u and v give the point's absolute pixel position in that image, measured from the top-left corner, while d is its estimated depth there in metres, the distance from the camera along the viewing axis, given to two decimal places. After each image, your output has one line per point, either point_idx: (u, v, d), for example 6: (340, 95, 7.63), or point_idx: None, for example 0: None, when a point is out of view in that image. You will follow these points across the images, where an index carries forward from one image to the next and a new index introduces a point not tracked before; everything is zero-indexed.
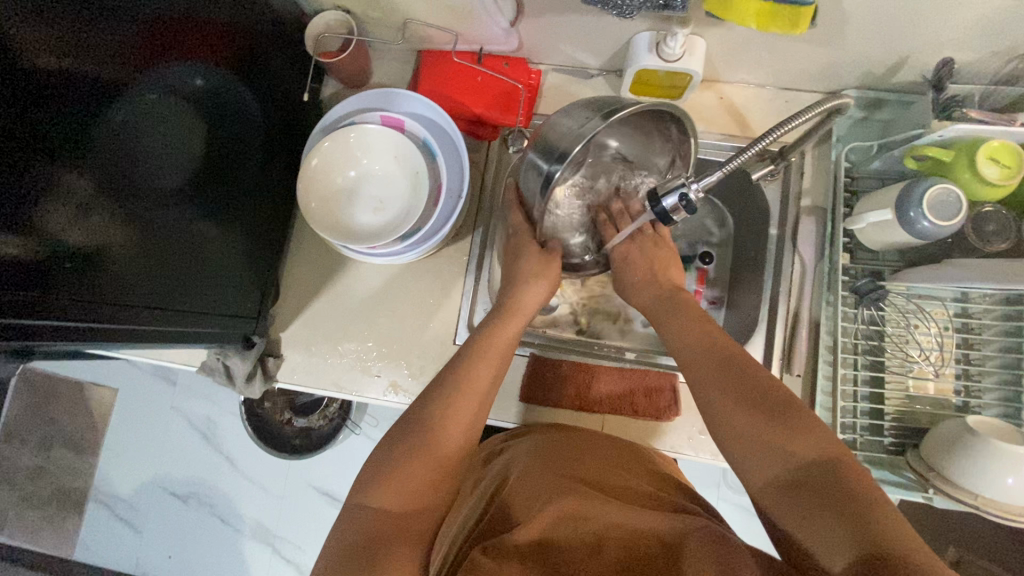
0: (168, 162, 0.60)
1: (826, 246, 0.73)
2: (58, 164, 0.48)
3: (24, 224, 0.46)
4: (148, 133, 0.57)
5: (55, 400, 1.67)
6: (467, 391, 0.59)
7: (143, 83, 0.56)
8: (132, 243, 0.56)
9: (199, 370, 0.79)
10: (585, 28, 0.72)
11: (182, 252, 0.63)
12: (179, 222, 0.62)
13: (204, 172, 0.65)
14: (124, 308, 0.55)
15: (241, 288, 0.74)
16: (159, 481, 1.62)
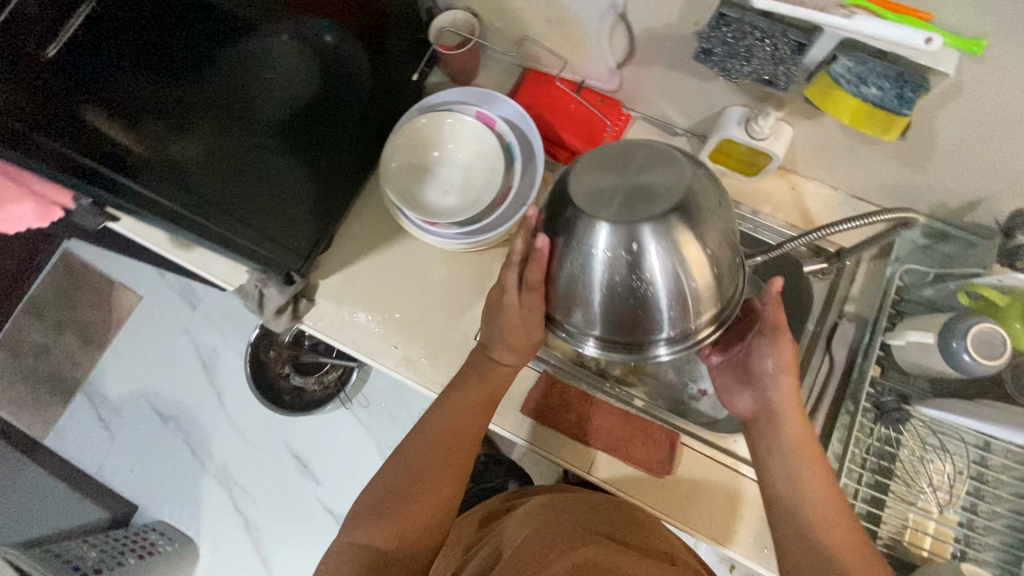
0: (271, 94, 0.66)
1: (860, 355, 0.73)
2: (168, 52, 0.56)
3: (118, 85, 0.54)
4: (261, 62, 0.64)
5: (85, 289, 1.74)
6: (455, 445, 0.66)
7: (274, 23, 0.63)
8: (205, 144, 0.62)
9: (235, 291, 0.82)
10: (684, 88, 0.76)
11: (251, 172, 0.68)
12: (260, 146, 0.68)
13: (300, 115, 0.71)
14: (163, 189, 0.60)
15: (298, 230, 0.77)
16: (148, 395, 1.65)
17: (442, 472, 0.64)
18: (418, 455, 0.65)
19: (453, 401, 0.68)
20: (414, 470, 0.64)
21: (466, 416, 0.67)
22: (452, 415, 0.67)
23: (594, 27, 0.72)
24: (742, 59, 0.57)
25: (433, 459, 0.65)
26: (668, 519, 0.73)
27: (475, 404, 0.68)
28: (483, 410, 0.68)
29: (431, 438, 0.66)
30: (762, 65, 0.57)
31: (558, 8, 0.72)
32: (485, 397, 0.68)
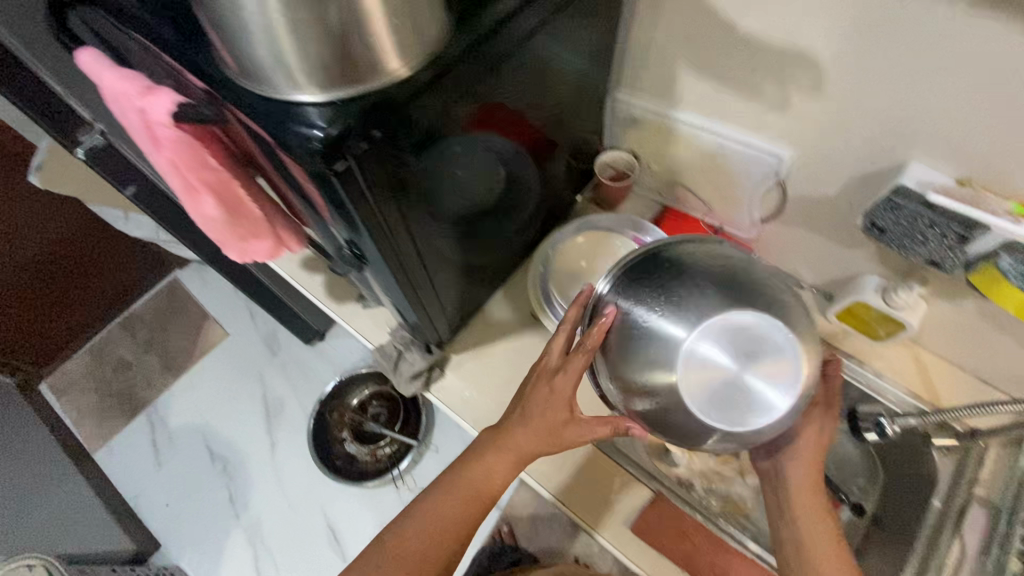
0: (467, 199, 0.66)
1: (996, 545, 0.70)
2: (417, 170, 0.53)
3: (384, 198, 0.51)
4: (468, 171, 0.62)
5: (180, 316, 1.86)
6: (437, 531, 0.67)
7: (482, 135, 0.61)
8: (418, 241, 0.62)
9: (376, 348, 0.90)
10: (823, 250, 0.84)
11: (433, 265, 0.69)
12: (446, 243, 0.69)
13: (479, 216, 0.72)
14: (391, 270, 0.62)
15: (452, 304, 0.82)
16: (205, 429, 1.67)
17: (422, 557, 0.66)
18: (409, 540, 0.67)
19: (457, 473, 0.68)
20: (396, 552, 0.67)
21: (449, 500, 0.68)
22: (456, 491, 0.67)
23: (753, 185, 0.82)
24: (914, 239, 0.63)
25: (423, 541, 0.67)
26: None
27: (477, 480, 0.66)
28: (484, 495, 0.67)
29: (428, 517, 0.68)
30: (936, 249, 0.61)
31: (723, 165, 0.83)
32: (485, 483, 0.67)
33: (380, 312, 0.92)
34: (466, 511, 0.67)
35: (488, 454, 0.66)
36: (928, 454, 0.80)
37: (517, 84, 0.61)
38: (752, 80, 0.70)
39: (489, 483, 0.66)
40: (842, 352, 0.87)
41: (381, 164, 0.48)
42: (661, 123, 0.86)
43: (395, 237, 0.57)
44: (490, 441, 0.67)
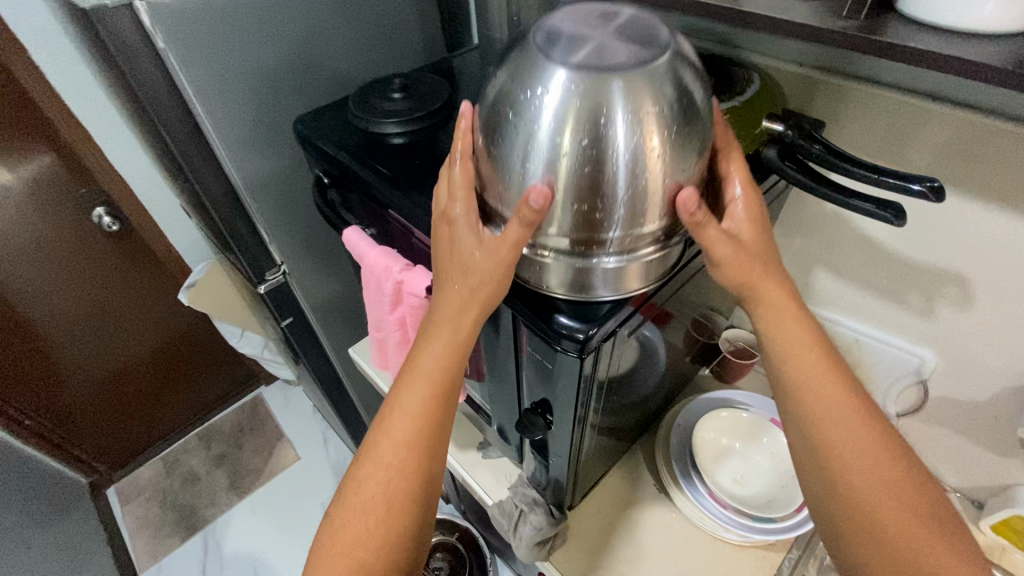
0: (627, 377, 0.74)
1: None
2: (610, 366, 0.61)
3: (587, 393, 0.59)
4: (633, 355, 0.70)
5: (256, 435, 1.89)
6: (393, 477, 0.51)
7: (652, 325, 0.68)
8: (595, 419, 0.69)
9: (496, 505, 0.89)
10: (969, 450, 0.82)
11: (596, 438, 0.76)
12: (607, 419, 0.75)
13: (631, 392, 0.78)
14: (570, 449, 0.69)
15: (597, 470, 0.86)
16: (257, 560, 1.59)
17: (389, 519, 0.50)
18: (360, 493, 0.51)
19: (394, 394, 0.52)
20: (365, 516, 0.50)
21: (390, 434, 0.51)
22: (388, 418, 0.51)
23: (894, 380, 0.84)
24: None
25: (366, 495, 0.51)
26: None
27: (419, 406, 0.51)
28: (432, 408, 0.51)
29: (357, 456, 0.53)
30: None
31: (855, 356, 0.87)
32: (425, 381, 0.50)
33: (501, 465, 0.94)
34: (417, 447, 0.51)
35: (422, 349, 0.50)
36: None
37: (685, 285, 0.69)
38: (895, 287, 0.77)
39: (428, 391, 0.51)
40: None
41: (606, 353, 0.56)
42: None
43: (590, 405, 0.62)
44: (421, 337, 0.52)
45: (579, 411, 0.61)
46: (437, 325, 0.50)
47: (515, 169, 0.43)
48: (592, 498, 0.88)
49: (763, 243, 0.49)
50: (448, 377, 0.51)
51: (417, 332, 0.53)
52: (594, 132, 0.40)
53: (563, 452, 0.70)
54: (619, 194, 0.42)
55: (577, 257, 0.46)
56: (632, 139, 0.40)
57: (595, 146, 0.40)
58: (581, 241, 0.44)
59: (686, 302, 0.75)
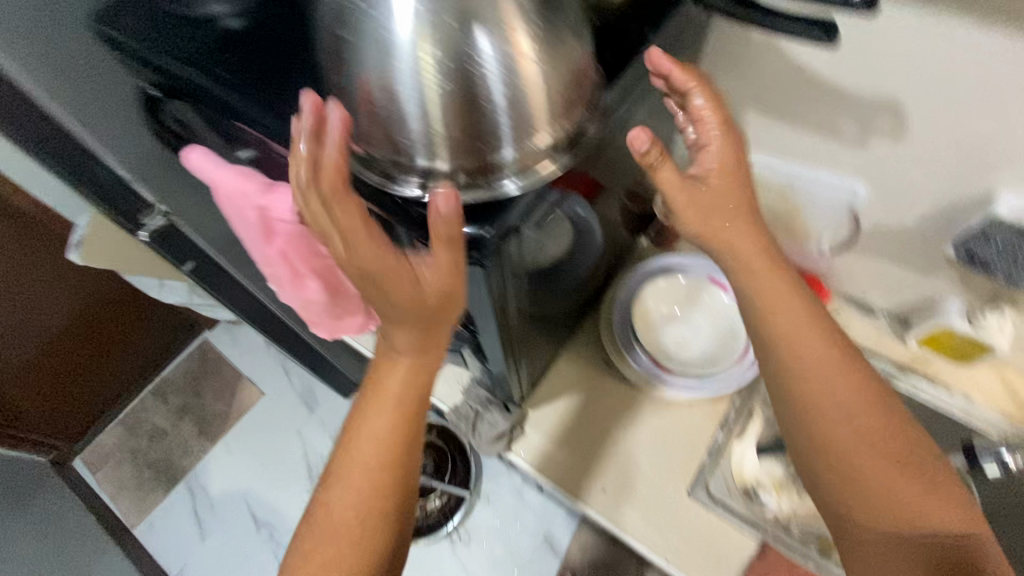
0: (558, 263, 0.69)
1: None
2: (525, 260, 0.56)
3: (503, 293, 0.55)
4: (561, 240, 0.65)
5: (213, 380, 1.83)
6: (357, 497, 0.53)
7: (577, 205, 0.62)
8: (524, 314, 0.66)
9: (453, 411, 0.89)
10: (898, 274, 0.84)
11: (531, 331, 0.73)
12: (541, 309, 0.72)
13: (566, 276, 0.75)
14: (503, 349, 0.66)
15: (543, 358, 0.85)
16: (248, 495, 1.62)
17: (357, 538, 0.53)
18: (329, 513, 0.53)
19: (356, 421, 0.54)
20: (347, 530, 0.53)
21: (355, 461, 0.53)
22: (352, 445, 0.54)
23: (827, 220, 0.81)
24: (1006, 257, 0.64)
25: (337, 513, 0.53)
26: None
27: (382, 431, 0.53)
28: (404, 430, 0.53)
29: (326, 478, 0.55)
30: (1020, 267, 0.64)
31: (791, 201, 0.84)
32: (394, 407, 0.53)
33: (451, 372, 0.91)
34: (379, 470, 0.53)
35: (380, 380, 0.53)
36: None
37: (607, 153, 0.62)
38: (829, 120, 0.72)
39: (386, 417, 0.53)
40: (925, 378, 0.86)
41: (514, 251, 0.51)
42: None
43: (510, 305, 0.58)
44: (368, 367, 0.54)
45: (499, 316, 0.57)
46: (384, 352, 0.53)
47: (394, 107, 0.44)
48: (546, 386, 0.88)
49: (738, 189, 0.57)
50: (414, 400, 0.53)
51: (370, 357, 0.55)
52: (459, 57, 0.42)
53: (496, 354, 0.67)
54: (497, 107, 0.44)
55: (479, 190, 0.48)
56: (499, 53, 0.43)
57: (464, 63, 0.42)
58: (477, 171, 0.47)
59: (614, 169, 0.69)
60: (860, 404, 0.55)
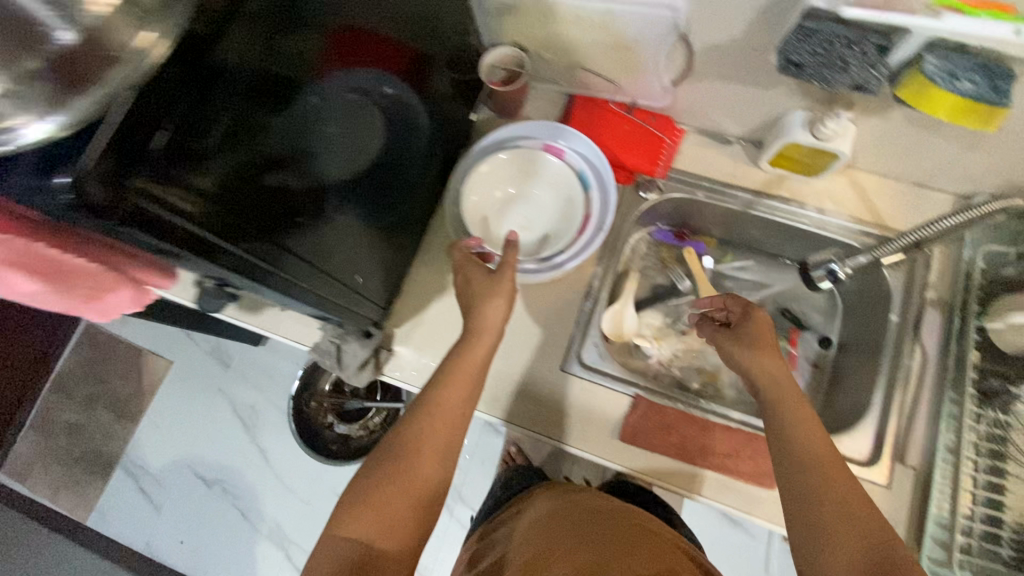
0: (340, 156, 0.61)
1: (953, 341, 0.73)
2: (257, 157, 0.48)
3: (230, 201, 0.46)
4: (326, 129, 0.57)
5: (114, 362, 1.70)
6: (411, 471, 0.63)
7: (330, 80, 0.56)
8: (303, 227, 0.57)
9: (311, 350, 0.82)
10: (742, 97, 0.77)
11: (333, 249, 0.64)
12: (337, 215, 0.64)
13: (364, 171, 0.67)
14: (288, 281, 0.57)
15: (378, 277, 0.77)
16: (189, 461, 1.60)
17: (417, 507, 0.62)
18: (385, 491, 0.61)
19: (420, 409, 0.66)
20: (406, 478, 0.63)
21: (428, 439, 0.65)
22: (412, 424, 0.66)
23: (655, 48, 0.72)
24: (838, 67, 0.56)
25: (399, 484, 0.62)
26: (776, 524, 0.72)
27: (458, 417, 0.67)
28: (470, 395, 0.68)
29: (381, 462, 0.64)
30: (860, 71, 0.56)
31: (614, 35, 0.73)
32: (463, 378, 0.67)
33: None
34: (442, 444, 0.66)
35: (450, 373, 0.68)
36: (879, 273, 0.81)
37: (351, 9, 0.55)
38: None
39: (457, 412, 0.67)
40: (782, 199, 0.84)
41: (223, 140, 0.44)
42: (533, 7, 0.73)
43: (246, 241, 0.49)
44: (450, 369, 0.68)
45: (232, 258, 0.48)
46: (460, 358, 0.68)
47: None
48: (405, 299, 0.83)
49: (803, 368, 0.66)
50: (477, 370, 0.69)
51: (440, 365, 0.69)
52: None
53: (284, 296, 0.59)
54: None
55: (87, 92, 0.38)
56: None
57: None
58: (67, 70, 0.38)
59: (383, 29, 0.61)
60: (807, 426, 0.59)
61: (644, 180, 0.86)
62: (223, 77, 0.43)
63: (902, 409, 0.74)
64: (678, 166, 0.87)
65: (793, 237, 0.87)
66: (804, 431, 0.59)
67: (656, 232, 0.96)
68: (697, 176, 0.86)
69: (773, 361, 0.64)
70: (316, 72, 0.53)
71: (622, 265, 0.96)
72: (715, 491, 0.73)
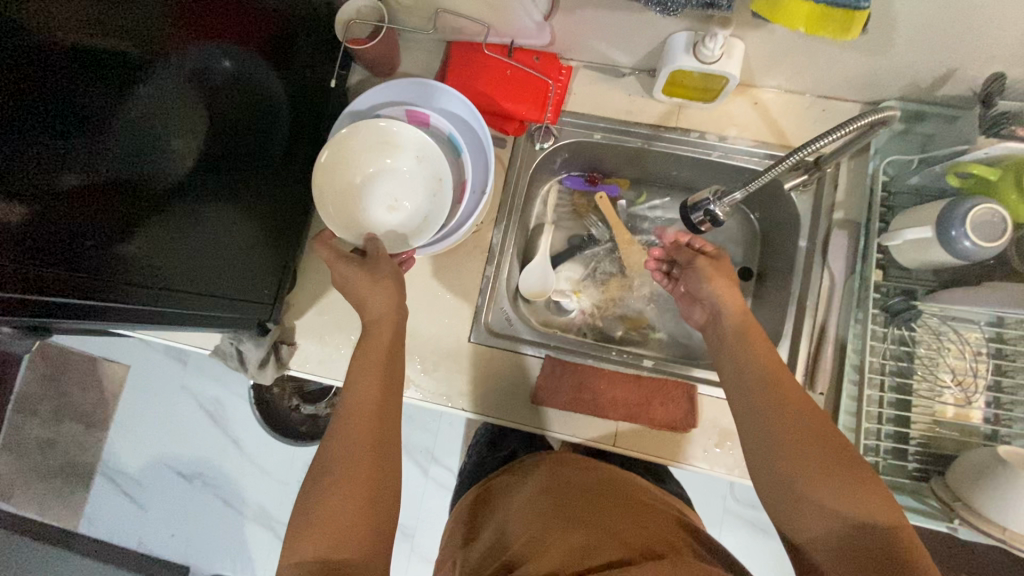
0: (198, 146, 0.58)
1: (858, 261, 0.71)
2: (82, 144, 0.45)
3: (34, 192, 0.42)
4: (175, 117, 0.54)
5: (71, 373, 1.67)
6: (353, 489, 0.54)
7: (181, 62, 0.54)
8: (147, 225, 0.53)
9: (212, 354, 0.80)
10: (621, 24, 0.70)
11: (190, 248, 0.60)
12: (196, 210, 0.60)
13: (226, 160, 0.63)
14: (123, 285, 0.52)
15: (258, 275, 0.73)
16: (165, 460, 1.62)
17: (366, 508, 0.53)
18: (325, 532, 0.51)
19: (338, 424, 0.58)
20: (342, 490, 0.54)
21: (358, 456, 0.56)
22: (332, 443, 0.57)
23: None
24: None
25: (338, 527, 0.52)
26: (689, 464, 0.73)
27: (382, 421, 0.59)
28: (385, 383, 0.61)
29: (311, 505, 0.53)
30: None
31: None
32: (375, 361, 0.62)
33: None
34: (378, 449, 0.57)
35: (361, 373, 0.61)
36: (787, 198, 0.78)
37: None
38: None
39: (381, 411, 0.59)
40: (681, 131, 0.78)
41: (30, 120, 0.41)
42: None
43: (75, 278, 0.47)
44: (357, 369, 0.61)
45: (61, 297, 0.47)
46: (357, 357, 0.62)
47: None
48: (302, 288, 0.81)
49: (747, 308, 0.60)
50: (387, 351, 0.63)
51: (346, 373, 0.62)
52: None
53: (146, 320, 0.58)
54: None
55: None
56: None
57: None
58: None
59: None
60: (750, 361, 0.56)
61: (537, 128, 0.80)
62: (31, 50, 0.40)
63: (811, 336, 0.74)
64: (572, 108, 0.81)
65: (701, 169, 0.82)
66: (758, 373, 0.54)
67: (567, 179, 0.91)
68: (591, 116, 0.80)
69: (726, 283, 0.61)
70: (161, 51, 0.51)
71: (534, 220, 0.92)
72: (630, 441, 0.74)
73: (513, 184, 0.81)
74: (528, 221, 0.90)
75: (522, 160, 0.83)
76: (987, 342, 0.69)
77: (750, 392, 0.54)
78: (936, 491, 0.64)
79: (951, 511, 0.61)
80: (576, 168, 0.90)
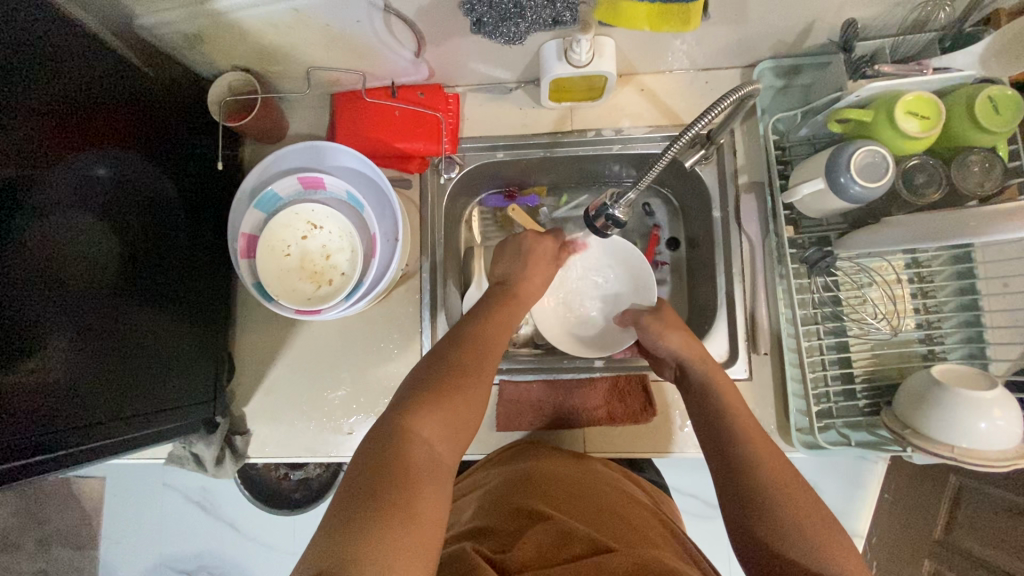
0: (95, 251, 0.58)
1: (770, 221, 0.73)
2: None
3: None
4: (59, 229, 0.54)
5: (44, 498, 1.42)
6: (452, 404, 0.57)
7: (55, 173, 0.54)
8: (55, 343, 0.53)
9: (169, 462, 0.78)
10: (490, 47, 0.70)
11: (116, 355, 0.60)
12: (113, 317, 0.59)
13: (133, 261, 0.63)
14: (46, 407, 0.52)
15: (195, 373, 0.72)
16: (162, 560, 1.39)
17: (460, 422, 0.56)
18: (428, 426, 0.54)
19: (462, 350, 0.63)
20: (451, 391, 0.57)
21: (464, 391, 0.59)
22: (454, 362, 0.61)
23: (367, 31, 0.64)
24: (515, 18, 0.51)
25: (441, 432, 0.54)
26: (662, 454, 0.75)
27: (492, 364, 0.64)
28: (508, 327, 0.69)
29: (429, 393, 0.57)
30: (539, 13, 0.51)
31: (319, 30, 0.64)
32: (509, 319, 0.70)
33: None
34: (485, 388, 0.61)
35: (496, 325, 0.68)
36: (693, 173, 0.79)
37: (56, 90, 0.54)
38: None
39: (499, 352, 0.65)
40: (578, 133, 0.80)
41: None
42: (220, 27, 0.64)
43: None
44: (488, 320, 0.68)
45: None
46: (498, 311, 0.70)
47: None
48: (243, 374, 0.80)
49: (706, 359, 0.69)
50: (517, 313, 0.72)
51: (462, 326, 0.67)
52: None
53: (93, 459, 0.57)
54: None
55: None
56: None
57: None
58: None
59: (91, 104, 0.58)
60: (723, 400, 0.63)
61: (440, 160, 0.81)
62: None
63: (745, 301, 0.76)
64: (468, 133, 0.81)
65: (609, 162, 0.83)
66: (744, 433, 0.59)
67: (487, 200, 0.91)
68: (490, 138, 0.81)
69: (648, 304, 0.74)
70: (32, 168, 0.52)
71: (463, 243, 0.91)
72: (598, 443, 0.76)
73: (429, 220, 0.81)
74: (458, 247, 0.89)
75: (434, 195, 0.83)
76: (904, 269, 0.73)
77: (756, 453, 0.56)
78: (885, 421, 0.66)
79: (903, 439, 0.63)
80: (493, 185, 0.90)
